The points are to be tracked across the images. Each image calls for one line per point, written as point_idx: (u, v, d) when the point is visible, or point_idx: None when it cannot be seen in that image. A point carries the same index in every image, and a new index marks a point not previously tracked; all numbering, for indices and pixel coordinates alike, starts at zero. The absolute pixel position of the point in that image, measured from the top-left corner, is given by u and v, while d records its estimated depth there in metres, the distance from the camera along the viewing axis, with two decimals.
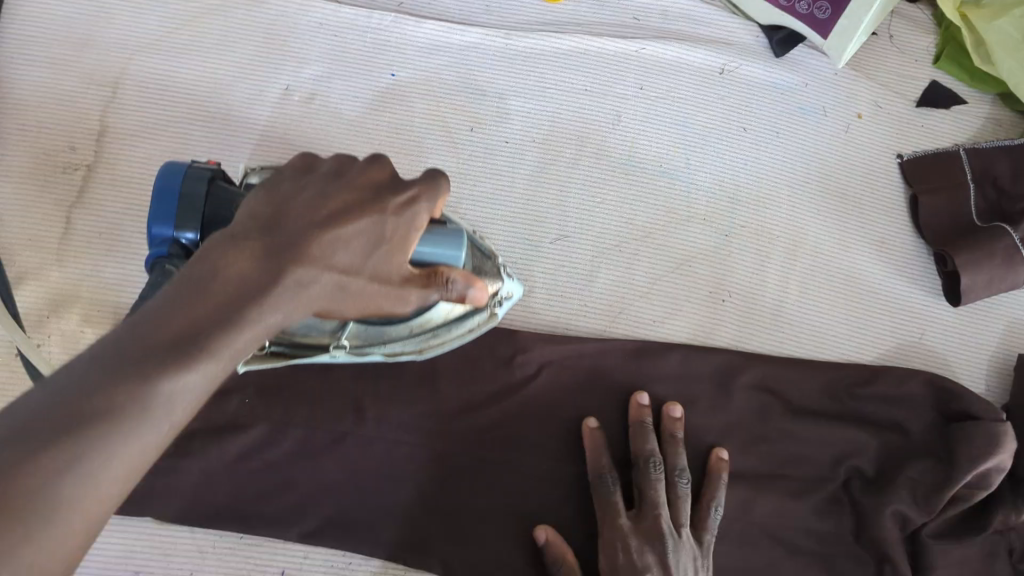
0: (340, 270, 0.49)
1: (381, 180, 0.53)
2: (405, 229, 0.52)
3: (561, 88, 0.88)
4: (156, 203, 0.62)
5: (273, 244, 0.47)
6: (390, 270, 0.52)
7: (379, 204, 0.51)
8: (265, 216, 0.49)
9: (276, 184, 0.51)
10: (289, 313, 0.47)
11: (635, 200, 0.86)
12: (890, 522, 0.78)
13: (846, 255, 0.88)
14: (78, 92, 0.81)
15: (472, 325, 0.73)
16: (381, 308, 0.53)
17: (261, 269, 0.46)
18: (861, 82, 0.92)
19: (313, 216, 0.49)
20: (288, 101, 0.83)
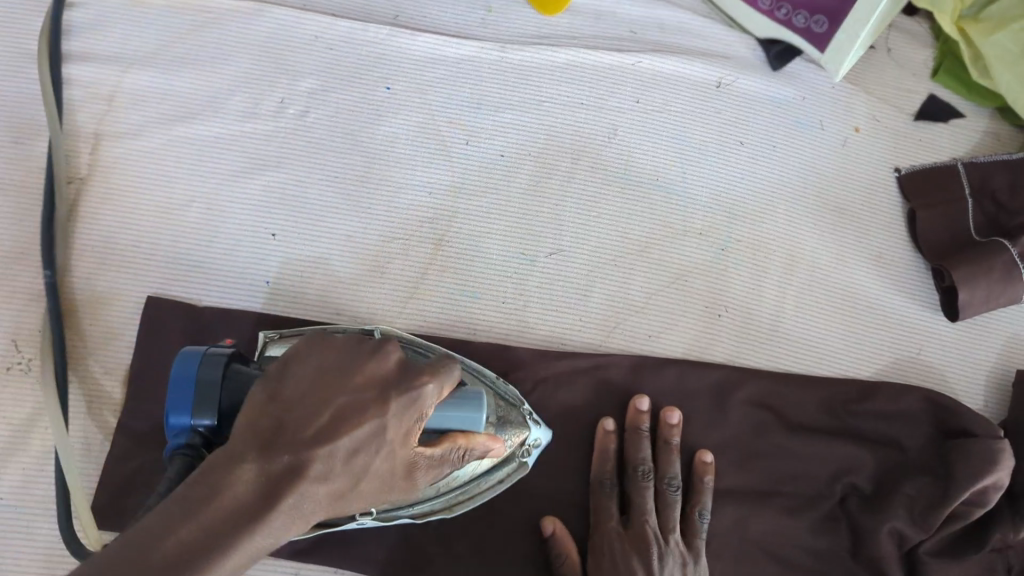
0: (340, 483, 0.49)
1: (389, 371, 0.53)
2: (411, 425, 0.53)
3: (557, 102, 0.87)
4: (171, 392, 0.58)
5: (273, 465, 0.46)
6: (389, 465, 0.53)
7: (389, 406, 0.51)
8: (265, 428, 0.47)
9: (278, 385, 0.50)
10: (279, 533, 0.47)
11: (631, 215, 0.86)
12: (887, 540, 0.77)
13: (843, 270, 0.87)
14: (76, 105, 0.81)
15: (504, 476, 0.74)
16: (378, 501, 0.54)
17: (260, 492, 0.46)
18: (858, 96, 0.92)
19: (315, 426, 0.48)
20: (283, 115, 0.83)
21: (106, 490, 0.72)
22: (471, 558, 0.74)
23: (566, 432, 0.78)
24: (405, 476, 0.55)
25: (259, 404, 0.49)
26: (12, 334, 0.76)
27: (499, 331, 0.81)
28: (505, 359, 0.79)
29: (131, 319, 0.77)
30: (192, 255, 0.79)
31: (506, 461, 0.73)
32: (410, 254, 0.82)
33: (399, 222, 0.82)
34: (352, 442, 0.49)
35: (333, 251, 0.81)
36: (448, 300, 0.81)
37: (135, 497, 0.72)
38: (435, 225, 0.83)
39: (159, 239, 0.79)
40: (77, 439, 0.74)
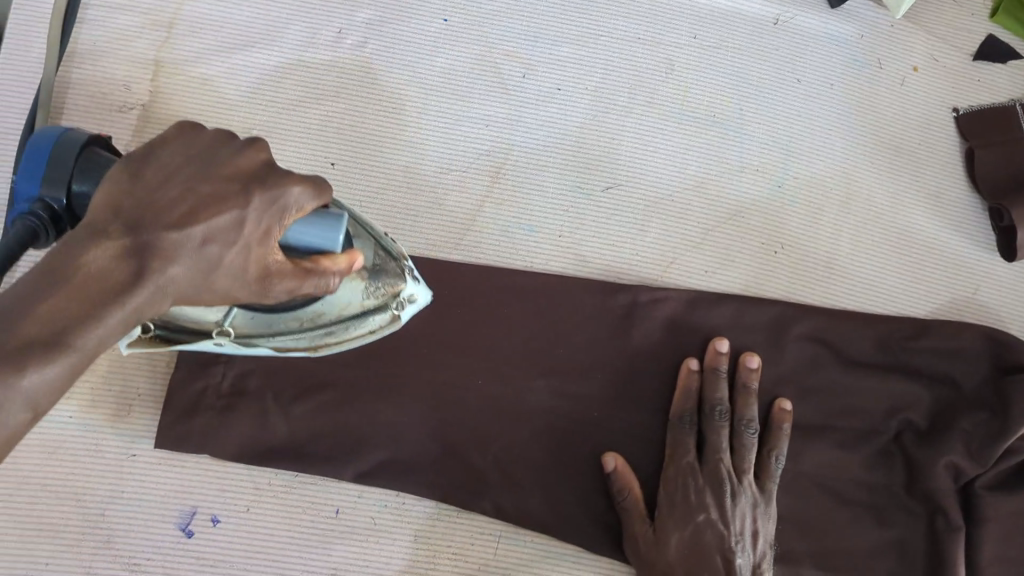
0: (199, 266, 0.48)
1: (254, 166, 0.51)
2: (270, 225, 0.50)
3: (614, 36, 0.87)
4: (27, 165, 0.59)
5: (136, 242, 0.45)
6: (246, 263, 0.50)
7: (249, 201, 0.49)
8: (125, 205, 0.46)
9: (138, 166, 0.48)
10: (146, 310, 0.47)
11: (687, 151, 0.85)
12: (942, 473, 0.77)
13: (898, 211, 0.87)
14: (132, 31, 0.81)
15: (375, 325, 0.67)
16: (231, 298, 0.52)
17: (125, 268, 0.45)
18: (917, 35, 0.91)
19: (173, 210, 0.47)
20: (341, 46, 0.83)
21: (172, 411, 0.72)
22: (528, 484, 0.75)
23: (624, 364, 0.78)
24: (261, 281, 0.51)
25: (120, 182, 0.47)
26: None
27: (557, 263, 0.81)
28: (564, 290, 0.79)
29: None
30: None
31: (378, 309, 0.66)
32: (468, 185, 0.82)
33: (455, 154, 0.82)
34: (208, 229, 0.47)
35: (388, 183, 0.81)
36: (506, 233, 0.81)
37: (205, 419, 0.72)
38: (492, 157, 0.83)
39: None
40: (142, 360, 0.74)
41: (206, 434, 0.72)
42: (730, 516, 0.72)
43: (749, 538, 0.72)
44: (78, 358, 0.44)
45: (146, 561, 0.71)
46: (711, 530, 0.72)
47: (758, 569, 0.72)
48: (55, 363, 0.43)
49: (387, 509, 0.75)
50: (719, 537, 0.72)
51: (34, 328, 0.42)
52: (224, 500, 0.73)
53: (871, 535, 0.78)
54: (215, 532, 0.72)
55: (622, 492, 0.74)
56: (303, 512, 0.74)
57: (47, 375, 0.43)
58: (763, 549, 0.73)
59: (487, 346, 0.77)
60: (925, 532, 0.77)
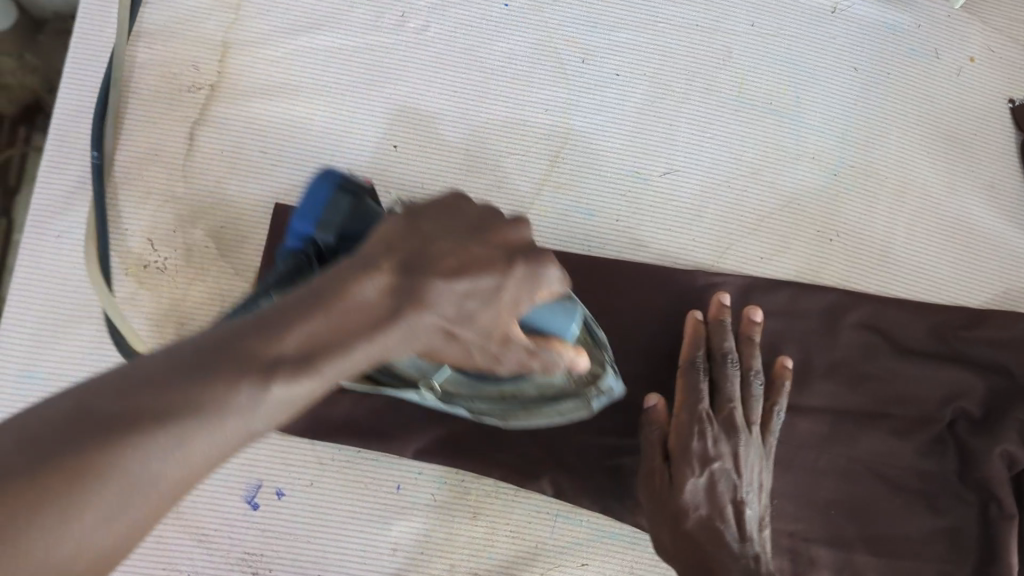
0: (449, 318, 0.47)
1: (518, 240, 0.50)
2: (524, 297, 0.50)
3: (672, 23, 0.88)
4: (306, 204, 0.66)
5: (403, 284, 0.46)
6: (493, 326, 0.49)
7: (510, 269, 0.48)
8: (402, 251, 0.48)
9: (415, 221, 0.50)
10: (389, 350, 0.46)
11: (744, 137, 0.86)
12: (998, 462, 0.77)
13: (953, 200, 0.87)
14: (201, 12, 0.82)
15: (565, 408, 0.68)
16: (467, 358, 0.51)
17: (388, 304, 0.45)
18: (975, 26, 0.91)
19: (441, 264, 0.47)
20: (404, 29, 0.84)
21: None
22: (581, 464, 0.75)
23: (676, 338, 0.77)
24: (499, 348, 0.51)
25: (401, 229, 0.49)
26: (147, 233, 0.78)
27: (614, 247, 0.82)
28: (622, 274, 0.80)
29: (260, 224, 0.78)
30: (319, 164, 0.80)
31: (576, 395, 0.66)
32: (527, 168, 0.83)
33: (514, 138, 0.83)
34: (468, 287, 0.47)
35: (449, 165, 0.82)
36: (564, 216, 0.82)
37: None
38: (551, 142, 0.84)
39: (286, 148, 0.80)
40: None
41: None
42: (742, 466, 0.70)
43: (756, 490, 0.71)
44: (320, 385, 0.43)
45: (214, 532, 0.73)
46: (725, 480, 0.69)
47: (762, 522, 0.71)
48: (304, 381, 0.41)
49: (445, 486, 0.76)
50: (732, 487, 0.69)
51: (290, 344, 0.42)
52: (289, 474, 0.75)
53: (924, 523, 0.78)
54: (281, 504, 0.74)
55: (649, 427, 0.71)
56: (365, 488, 0.75)
57: (290, 396, 0.41)
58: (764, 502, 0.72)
59: None
60: (978, 520, 0.78)
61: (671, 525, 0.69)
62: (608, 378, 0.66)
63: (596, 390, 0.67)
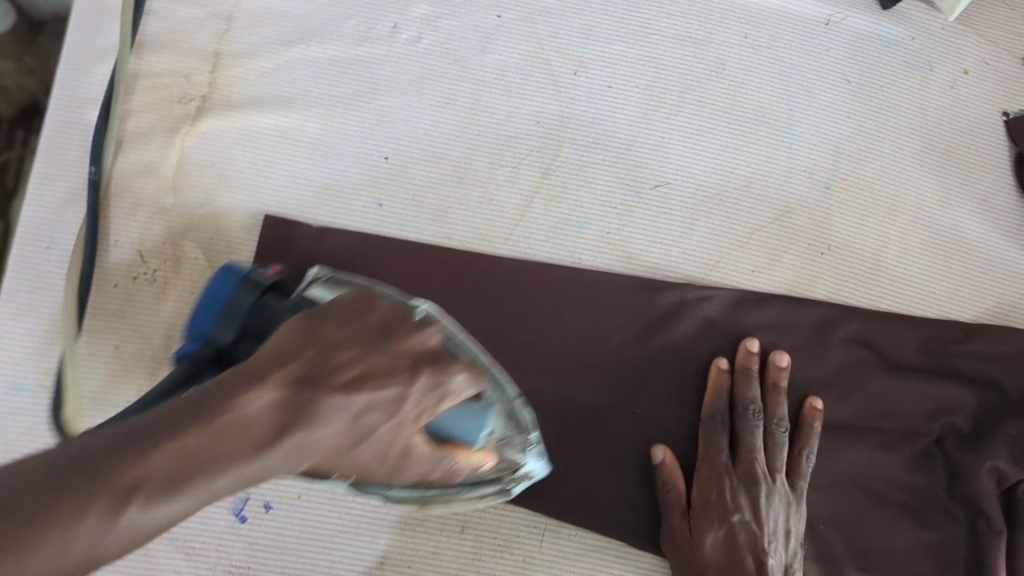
0: (345, 430, 0.53)
1: (421, 350, 0.58)
2: (424, 408, 0.58)
3: (665, 35, 0.88)
4: (201, 304, 0.64)
5: (295, 397, 0.50)
6: (389, 435, 0.56)
7: (413, 381, 0.56)
8: (296, 363, 0.52)
9: (317, 325, 0.55)
10: (276, 466, 0.49)
11: (737, 149, 0.86)
12: (985, 477, 0.77)
13: (946, 213, 0.86)
14: (194, 24, 0.83)
15: (484, 492, 0.70)
16: (365, 467, 0.58)
17: (279, 416, 0.49)
18: (969, 38, 0.90)
19: (336, 378, 0.53)
20: (396, 40, 0.84)
21: None
22: (569, 478, 0.76)
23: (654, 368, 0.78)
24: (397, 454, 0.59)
25: (297, 335, 0.54)
26: (137, 245, 0.78)
27: (604, 260, 0.82)
28: (610, 287, 0.80)
29: (250, 235, 0.79)
30: (310, 176, 0.81)
31: (495, 479, 0.69)
32: (517, 181, 0.83)
33: (505, 150, 0.83)
34: (367, 399, 0.54)
35: (439, 178, 0.82)
36: (555, 229, 0.82)
37: None
38: (542, 155, 0.84)
39: (274, 160, 0.81)
40: None
41: None
42: (764, 517, 0.71)
43: (782, 538, 0.71)
44: (196, 499, 0.45)
45: (200, 545, 0.74)
46: (743, 531, 0.71)
47: (789, 569, 0.71)
48: (177, 495, 0.43)
49: None
50: (751, 537, 0.70)
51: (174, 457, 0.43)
52: (276, 487, 0.75)
53: (912, 539, 0.78)
54: (268, 517, 0.75)
55: (666, 485, 0.74)
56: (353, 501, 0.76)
57: (164, 508, 0.43)
58: (795, 550, 0.72)
59: (534, 341, 0.78)
60: (966, 536, 0.77)
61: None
62: (528, 466, 0.71)
63: (515, 476, 0.71)
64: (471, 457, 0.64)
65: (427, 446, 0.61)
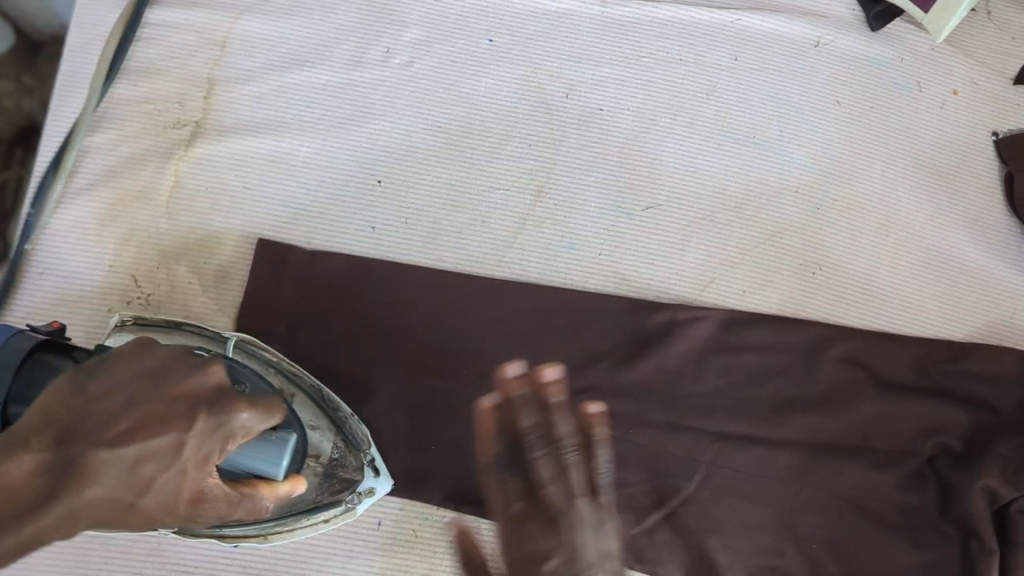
0: (122, 485, 0.50)
1: (206, 387, 0.56)
2: (210, 451, 0.54)
3: (656, 57, 0.88)
4: None
5: (61, 455, 0.48)
6: (176, 487, 0.53)
7: (192, 425, 0.53)
8: (60, 422, 0.50)
9: (81, 382, 0.52)
10: (52, 538, 0.47)
11: (727, 171, 0.86)
12: (978, 497, 0.76)
13: (937, 233, 0.87)
14: (188, 50, 0.84)
15: (326, 517, 0.71)
16: (156, 525, 0.54)
17: (42, 481, 0.47)
18: (957, 59, 0.91)
19: (108, 430, 0.50)
20: (388, 65, 0.85)
21: None
22: None
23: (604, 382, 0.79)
24: (190, 504, 0.54)
25: (59, 395, 0.51)
26: (132, 270, 0.79)
27: (596, 282, 0.83)
28: (601, 310, 0.81)
29: (244, 258, 0.80)
30: (302, 200, 0.81)
31: (334, 504, 0.70)
32: (509, 203, 0.84)
33: (497, 172, 0.84)
34: (139, 449, 0.51)
35: (432, 201, 0.83)
36: (547, 251, 0.83)
37: None
38: (534, 176, 0.84)
39: (266, 184, 0.81)
40: None
41: None
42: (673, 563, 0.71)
43: None
44: None
45: (195, 568, 0.74)
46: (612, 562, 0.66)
47: None
48: None
49: (428, 522, 0.77)
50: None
51: None
52: None
53: (906, 558, 0.77)
54: (261, 540, 0.75)
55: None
56: (347, 524, 0.76)
57: None
58: None
59: (525, 363, 0.78)
60: (960, 555, 0.77)
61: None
62: (366, 482, 0.71)
63: (357, 495, 0.71)
64: (278, 490, 0.60)
65: (225, 491, 0.56)
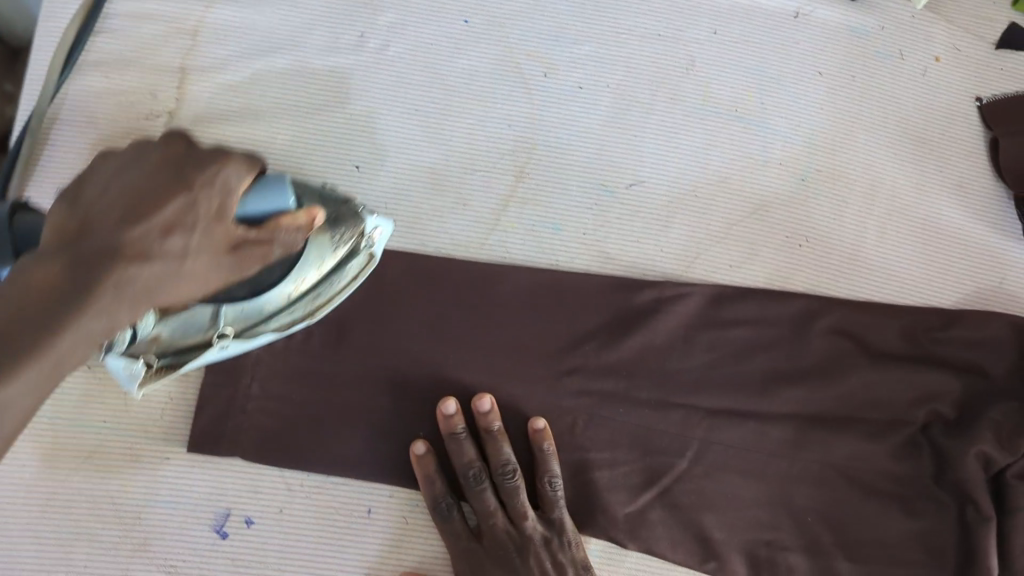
0: (174, 259, 0.53)
1: (181, 155, 0.56)
2: (217, 204, 0.54)
3: (634, 33, 0.88)
4: None
5: (78, 252, 0.49)
6: (209, 248, 0.54)
7: (189, 189, 0.53)
8: (69, 224, 0.51)
9: (78, 192, 0.53)
10: (116, 313, 0.50)
11: (710, 145, 0.85)
12: (973, 463, 0.76)
13: (924, 200, 0.86)
14: (159, 41, 0.83)
15: (356, 270, 0.70)
16: (212, 284, 0.56)
17: (69, 276, 0.48)
18: (938, 25, 0.90)
19: (121, 215, 0.51)
20: (364, 49, 0.84)
21: (204, 420, 0.75)
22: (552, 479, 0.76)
23: (593, 360, 0.78)
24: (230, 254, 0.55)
25: (62, 210, 0.52)
26: None
27: (581, 261, 0.82)
28: (587, 288, 0.80)
29: None
30: None
31: (355, 255, 0.69)
32: (491, 184, 0.83)
33: (478, 154, 0.83)
34: (161, 223, 0.52)
35: (412, 185, 0.82)
36: (531, 231, 0.82)
37: (224, 424, 0.75)
38: (516, 157, 0.83)
39: None
40: None
41: (218, 441, 0.74)
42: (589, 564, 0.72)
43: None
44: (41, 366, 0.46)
45: (182, 563, 0.73)
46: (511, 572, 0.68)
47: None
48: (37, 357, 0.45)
49: (419, 508, 0.76)
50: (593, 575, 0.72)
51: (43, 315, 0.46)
52: (257, 502, 0.75)
53: (902, 527, 0.77)
54: (249, 533, 0.74)
55: (460, 457, 0.73)
56: (336, 513, 0.75)
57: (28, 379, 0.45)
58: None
59: (512, 344, 0.77)
60: (955, 522, 0.76)
61: (482, 554, 0.73)
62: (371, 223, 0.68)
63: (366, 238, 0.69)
64: (299, 222, 0.57)
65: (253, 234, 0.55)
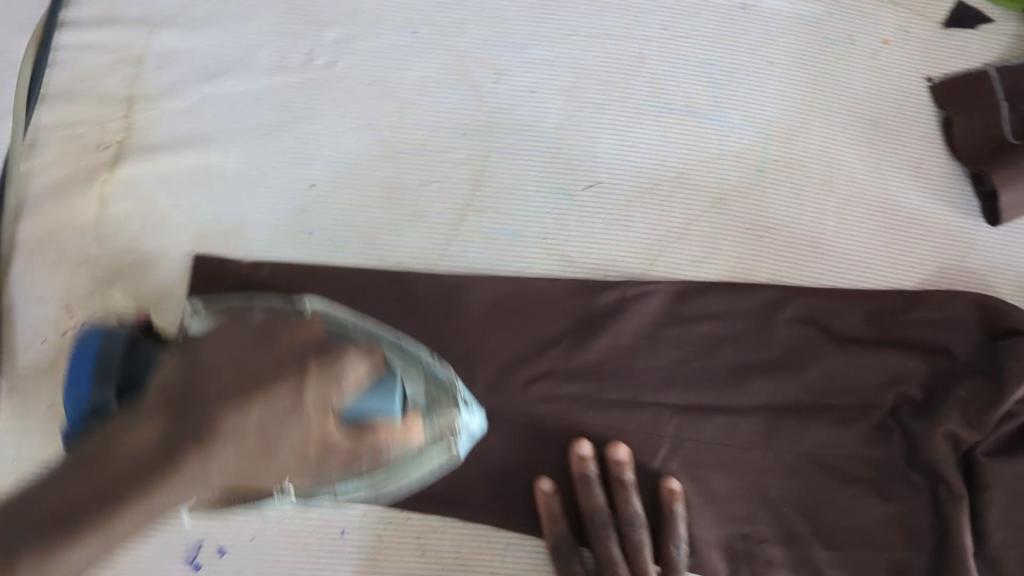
0: (263, 444, 0.52)
1: (310, 340, 0.55)
2: (322, 406, 0.52)
3: (583, 35, 0.88)
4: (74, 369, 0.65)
5: (175, 427, 0.51)
6: (304, 442, 0.53)
7: (303, 377, 0.52)
8: (176, 389, 0.52)
9: (197, 351, 0.54)
10: (203, 484, 0.51)
11: (665, 142, 0.86)
12: (942, 443, 0.76)
13: (881, 184, 0.86)
14: (106, 71, 0.82)
15: (437, 458, 0.70)
16: (303, 472, 0.55)
17: (158, 446, 0.50)
18: (885, 9, 0.91)
19: (226, 394, 0.51)
20: (311, 67, 0.84)
21: None
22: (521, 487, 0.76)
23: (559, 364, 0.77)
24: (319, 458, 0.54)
25: (179, 366, 0.54)
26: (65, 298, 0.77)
27: (541, 265, 0.81)
28: (549, 293, 0.80)
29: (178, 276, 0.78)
30: (235, 211, 0.80)
31: (437, 444, 0.69)
32: (447, 195, 0.82)
33: (433, 165, 0.83)
34: (258, 414, 0.51)
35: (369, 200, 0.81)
36: (490, 240, 0.82)
37: None
38: (471, 166, 0.83)
39: (196, 198, 0.80)
40: None
41: None
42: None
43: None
44: (129, 516, 0.50)
45: None
46: None
47: None
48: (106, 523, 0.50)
49: (392, 526, 0.76)
50: None
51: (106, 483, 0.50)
52: (229, 530, 0.75)
53: (875, 512, 0.77)
54: (223, 562, 0.74)
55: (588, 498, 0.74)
56: (310, 536, 0.75)
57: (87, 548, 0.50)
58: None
59: (478, 354, 0.77)
60: (928, 504, 0.76)
61: None
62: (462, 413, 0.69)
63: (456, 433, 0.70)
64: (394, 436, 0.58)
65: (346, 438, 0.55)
